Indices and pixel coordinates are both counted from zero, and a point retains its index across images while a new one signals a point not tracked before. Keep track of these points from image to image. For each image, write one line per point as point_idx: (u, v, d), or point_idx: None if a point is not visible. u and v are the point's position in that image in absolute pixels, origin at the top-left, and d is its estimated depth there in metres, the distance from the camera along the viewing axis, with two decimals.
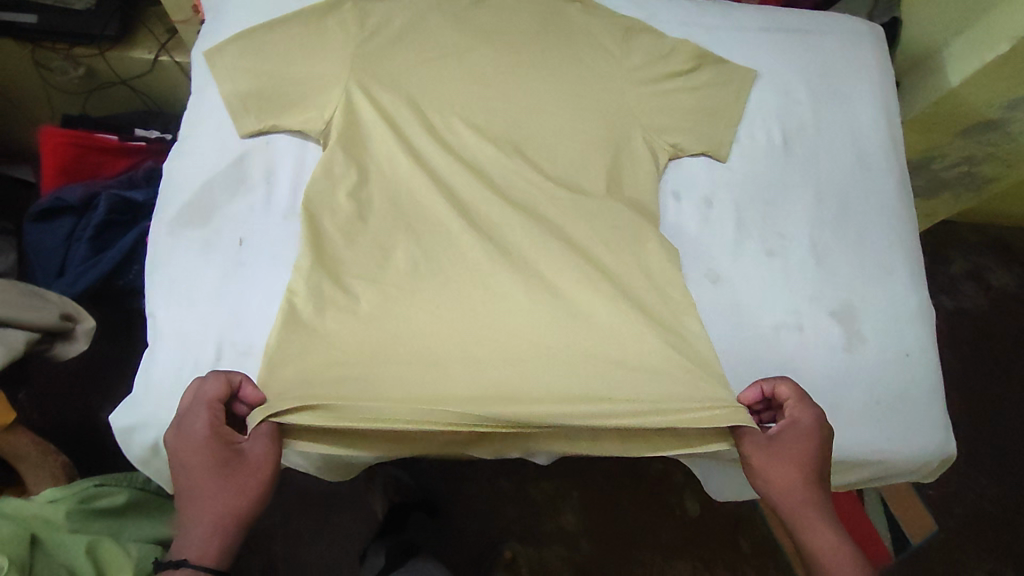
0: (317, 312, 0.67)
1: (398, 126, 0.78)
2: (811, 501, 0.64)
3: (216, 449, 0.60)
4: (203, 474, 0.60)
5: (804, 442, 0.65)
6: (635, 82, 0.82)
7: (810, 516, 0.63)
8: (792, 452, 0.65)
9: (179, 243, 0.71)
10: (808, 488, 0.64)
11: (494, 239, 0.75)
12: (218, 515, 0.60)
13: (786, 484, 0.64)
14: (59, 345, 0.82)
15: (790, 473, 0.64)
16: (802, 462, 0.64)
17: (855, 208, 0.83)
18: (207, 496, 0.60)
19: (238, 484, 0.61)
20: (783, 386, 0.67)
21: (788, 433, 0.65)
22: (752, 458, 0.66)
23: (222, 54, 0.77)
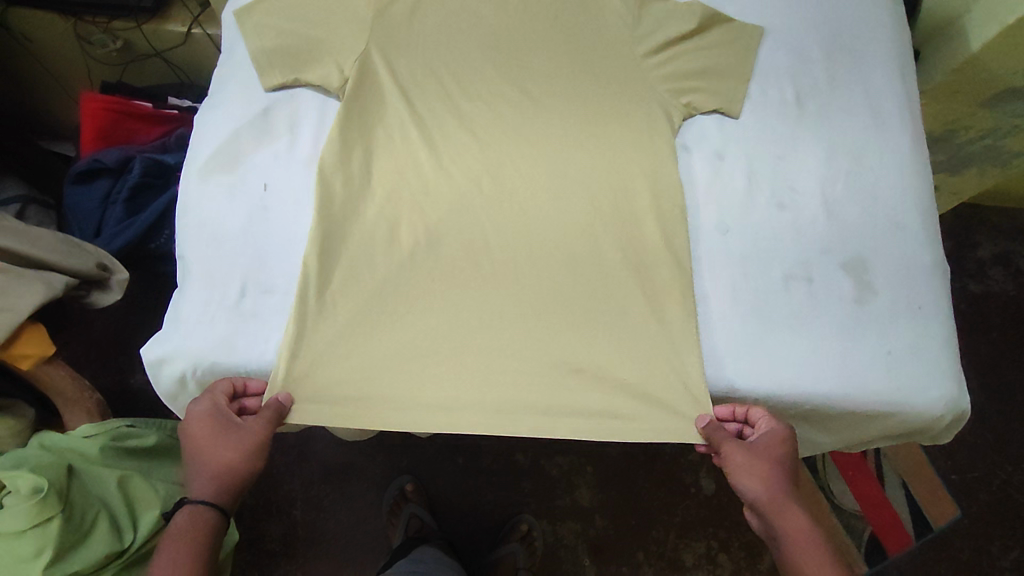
0: (335, 256, 0.71)
1: (414, 87, 0.81)
2: (789, 508, 0.65)
3: (219, 430, 0.64)
4: (207, 453, 0.63)
5: (779, 449, 0.67)
6: (645, 44, 0.84)
7: (791, 529, 0.65)
8: (771, 461, 0.67)
9: (208, 188, 0.75)
10: (785, 497, 0.66)
11: (508, 195, 0.77)
12: (215, 473, 0.63)
13: (766, 495, 0.66)
14: (96, 294, 0.87)
15: (768, 483, 0.66)
16: (778, 472, 0.66)
17: (867, 164, 0.83)
18: (206, 460, 0.63)
19: (232, 451, 0.64)
20: (755, 407, 0.70)
21: (764, 441, 0.67)
22: (729, 463, 0.67)
23: (251, 16, 0.81)
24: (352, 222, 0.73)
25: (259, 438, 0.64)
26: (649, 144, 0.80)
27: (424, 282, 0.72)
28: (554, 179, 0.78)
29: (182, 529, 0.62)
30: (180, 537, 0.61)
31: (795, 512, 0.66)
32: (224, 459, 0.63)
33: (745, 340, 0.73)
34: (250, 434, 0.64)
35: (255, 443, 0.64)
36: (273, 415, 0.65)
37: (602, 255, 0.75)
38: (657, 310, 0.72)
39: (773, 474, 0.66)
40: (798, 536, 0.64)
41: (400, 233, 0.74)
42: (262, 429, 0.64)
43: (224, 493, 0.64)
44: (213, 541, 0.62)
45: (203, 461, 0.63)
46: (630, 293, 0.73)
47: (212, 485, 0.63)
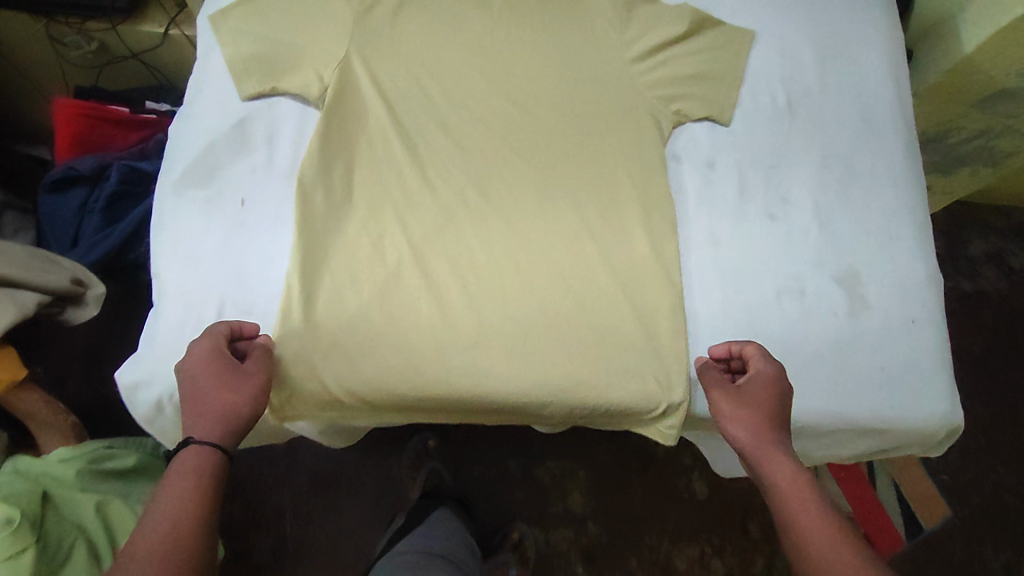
0: (315, 274, 0.69)
1: (396, 95, 0.78)
2: (776, 456, 0.61)
3: (222, 368, 0.60)
4: (211, 392, 0.59)
5: (769, 395, 0.64)
6: (634, 50, 0.82)
7: (778, 478, 0.60)
8: (758, 401, 0.64)
9: (183, 204, 0.72)
10: (772, 442, 0.62)
11: (495, 207, 0.75)
12: (219, 412, 0.58)
13: (752, 442, 0.63)
14: (71, 311, 0.85)
15: (754, 429, 0.63)
16: (766, 417, 0.63)
17: (860, 172, 0.81)
18: (209, 397, 0.59)
19: (236, 389, 0.60)
20: (749, 345, 0.68)
21: (751, 387, 0.65)
22: (716, 407, 0.66)
23: (226, 21, 0.79)
24: (333, 237, 0.71)
25: (263, 376, 0.62)
26: (639, 153, 0.78)
27: (408, 296, 0.70)
28: (542, 189, 0.76)
29: (185, 468, 0.56)
30: (185, 477, 0.55)
31: (783, 460, 0.61)
32: (228, 396, 0.59)
33: None
34: (255, 372, 0.62)
35: (260, 381, 0.61)
36: (268, 353, 0.63)
37: (591, 268, 0.73)
38: (647, 326, 0.71)
39: (758, 417, 0.63)
40: (785, 485, 0.60)
41: (383, 246, 0.71)
42: (263, 368, 0.62)
43: (231, 430, 0.59)
44: (219, 481, 0.57)
45: (207, 398, 0.58)
46: (619, 310, 0.71)
47: (217, 423, 0.58)
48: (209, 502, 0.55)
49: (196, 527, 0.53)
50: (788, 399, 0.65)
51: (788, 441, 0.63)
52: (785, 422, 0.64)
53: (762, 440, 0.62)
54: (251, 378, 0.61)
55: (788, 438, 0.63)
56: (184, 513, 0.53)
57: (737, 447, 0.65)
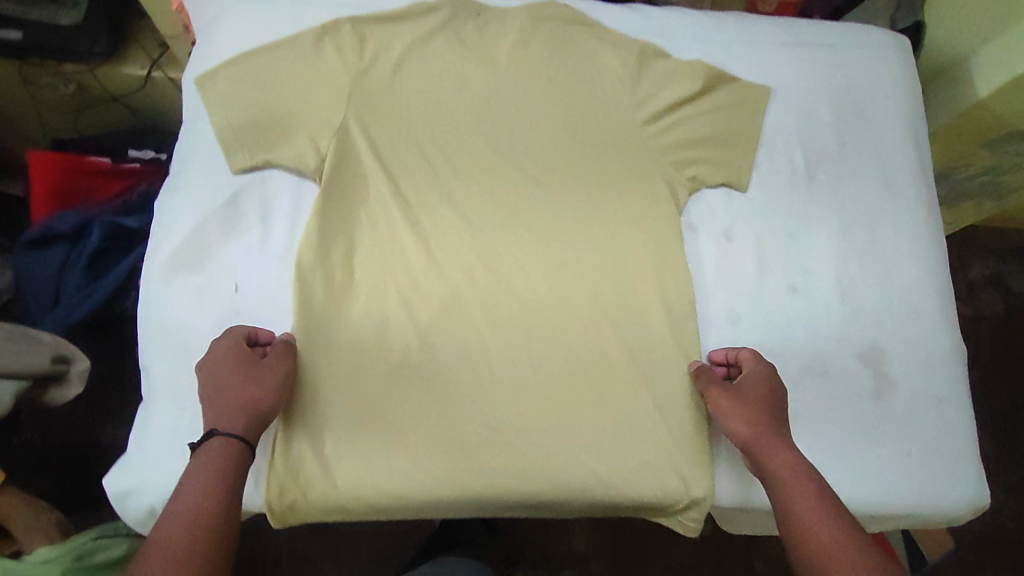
0: (317, 366, 0.66)
1: (396, 163, 0.74)
2: (778, 448, 0.63)
3: (245, 365, 0.61)
4: (237, 385, 0.60)
5: (766, 392, 0.67)
6: (647, 110, 0.78)
7: (778, 468, 0.62)
8: (756, 399, 0.67)
9: (173, 290, 0.68)
10: (774, 436, 0.64)
11: (503, 285, 0.71)
12: (241, 407, 0.59)
13: (753, 433, 0.65)
14: (53, 390, 0.80)
15: (753, 422, 0.65)
16: (766, 411, 0.66)
17: (883, 239, 0.78)
18: (231, 392, 0.60)
19: (257, 382, 0.60)
20: (742, 350, 0.71)
21: (747, 386, 0.68)
22: (715, 407, 0.67)
23: (213, 86, 0.73)
24: (334, 324, 0.67)
25: (283, 371, 0.62)
26: (653, 225, 0.74)
27: (416, 389, 0.67)
28: (552, 266, 0.73)
29: (210, 458, 0.56)
30: (210, 466, 0.55)
31: (784, 453, 0.63)
32: (250, 390, 0.60)
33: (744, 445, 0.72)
34: (280, 366, 0.62)
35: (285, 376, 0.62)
36: (289, 348, 0.64)
37: (603, 352, 0.71)
38: (660, 411, 0.69)
39: (757, 414, 0.65)
40: (786, 474, 0.61)
41: (388, 332, 0.68)
42: (283, 361, 0.63)
43: (251, 423, 0.59)
44: (242, 473, 0.57)
45: (229, 393, 0.59)
46: (632, 396, 0.70)
47: (239, 417, 0.59)
48: (233, 492, 0.55)
49: (217, 513, 0.53)
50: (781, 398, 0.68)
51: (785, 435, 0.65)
52: (781, 418, 0.67)
53: (762, 433, 0.64)
54: (276, 372, 0.62)
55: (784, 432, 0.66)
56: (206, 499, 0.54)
57: (736, 441, 0.66)
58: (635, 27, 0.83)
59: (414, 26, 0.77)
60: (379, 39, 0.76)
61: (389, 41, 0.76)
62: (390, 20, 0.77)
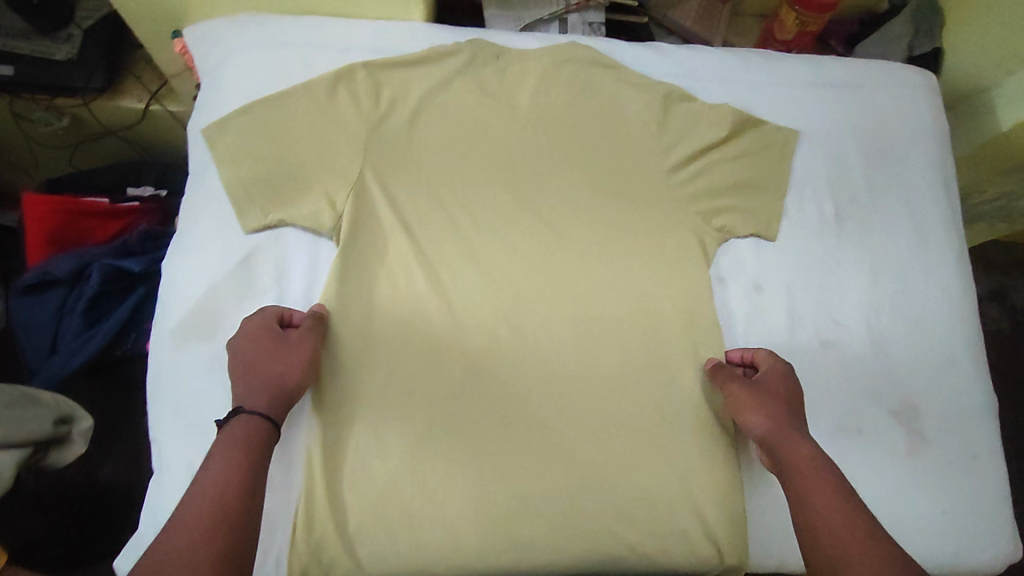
0: (338, 438, 0.64)
1: (415, 218, 0.71)
2: (796, 441, 0.60)
3: (272, 342, 0.62)
4: (261, 364, 0.60)
5: (785, 387, 0.65)
6: (675, 156, 0.75)
7: (798, 463, 0.58)
8: (774, 393, 0.64)
9: (185, 358, 0.65)
10: (793, 429, 0.61)
11: (528, 345, 0.69)
12: (267, 383, 0.59)
13: (771, 426, 0.62)
14: (56, 453, 0.77)
15: (772, 416, 0.62)
16: (785, 406, 0.63)
17: (913, 289, 0.77)
18: (258, 368, 0.60)
19: (283, 360, 0.61)
20: (760, 350, 0.69)
21: (766, 381, 0.65)
22: (733, 402, 0.65)
23: (222, 138, 0.70)
24: (356, 392, 0.65)
25: (308, 349, 0.62)
26: (680, 280, 0.72)
27: (441, 458, 0.65)
28: (578, 324, 0.71)
29: (234, 437, 0.55)
30: (231, 447, 0.54)
31: (804, 444, 0.60)
32: (276, 367, 0.60)
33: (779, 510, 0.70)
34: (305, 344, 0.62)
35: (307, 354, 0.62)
36: (315, 325, 0.64)
37: (632, 413, 0.69)
38: (693, 480, 0.67)
39: (776, 408, 0.63)
40: (805, 468, 0.58)
41: (411, 399, 0.66)
42: (309, 338, 0.63)
43: (276, 400, 0.59)
44: (266, 451, 0.56)
45: (257, 369, 0.60)
46: (663, 461, 0.67)
47: (265, 393, 0.59)
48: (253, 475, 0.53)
49: (237, 495, 0.52)
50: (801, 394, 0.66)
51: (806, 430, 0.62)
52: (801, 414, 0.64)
53: (782, 426, 0.61)
54: (300, 350, 0.62)
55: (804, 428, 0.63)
56: (230, 480, 0.52)
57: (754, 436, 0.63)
58: (656, 69, 0.81)
59: (431, 72, 0.74)
60: (395, 85, 0.73)
61: (405, 87, 0.73)
62: (406, 65, 0.74)
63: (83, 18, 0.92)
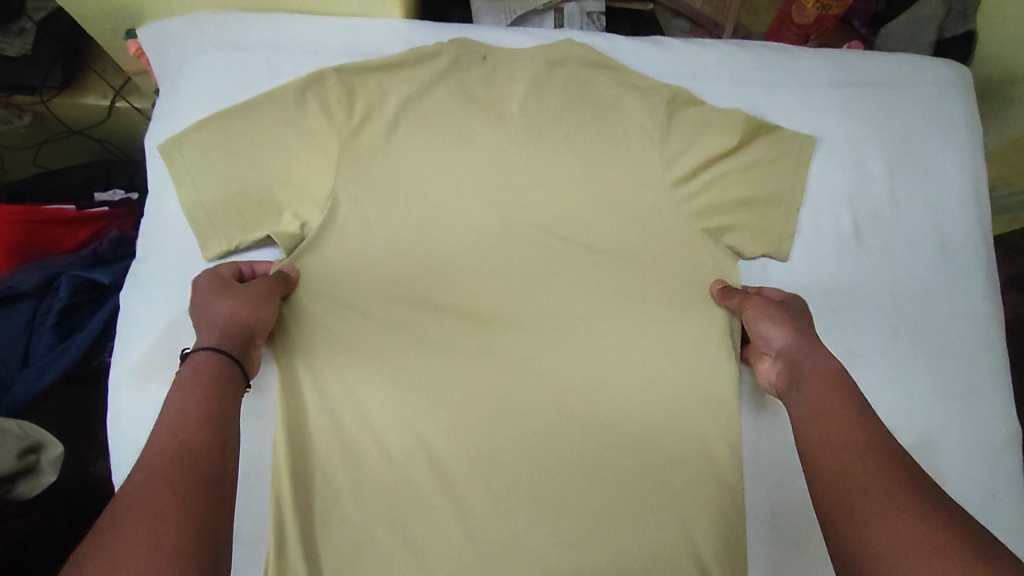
0: (309, 485, 0.59)
1: (393, 241, 0.65)
2: (819, 352, 0.56)
3: (230, 287, 0.58)
4: (214, 304, 0.56)
5: (804, 312, 0.62)
6: (679, 167, 0.68)
7: (818, 370, 0.54)
8: (796, 311, 0.61)
9: (145, 398, 0.61)
10: (815, 342, 0.58)
11: (515, 380, 0.64)
12: (227, 319, 0.55)
13: (788, 342, 0.58)
14: (23, 484, 0.72)
15: (795, 331, 0.59)
16: (807, 325, 0.60)
17: (935, 312, 0.71)
18: (218, 305, 0.56)
19: (244, 300, 0.57)
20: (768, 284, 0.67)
21: (785, 301, 0.62)
22: (751, 317, 0.61)
23: (181, 154, 0.64)
24: (330, 434, 0.60)
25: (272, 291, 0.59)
26: (683, 305, 0.66)
27: (423, 505, 0.60)
28: (572, 355, 0.66)
29: (196, 373, 0.50)
30: (203, 366, 0.51)
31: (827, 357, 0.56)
32: (235, 306, 0.56)
33: (791, 558, 0.64)
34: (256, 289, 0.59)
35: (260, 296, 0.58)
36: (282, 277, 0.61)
37: (631, 452, 0.63)
38: (697, 530, 0.61)
39: (801, 322, 0.59)
40: (820, 376, 0.54)
41: (388, 439, 0.61)
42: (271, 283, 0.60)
43: (233, 338, 0.54)
44: (233, 378, 0.51)
45: (216, 308, 0.56)
46: (664, 506, 0.61)
47: (223, 329, 0.54)
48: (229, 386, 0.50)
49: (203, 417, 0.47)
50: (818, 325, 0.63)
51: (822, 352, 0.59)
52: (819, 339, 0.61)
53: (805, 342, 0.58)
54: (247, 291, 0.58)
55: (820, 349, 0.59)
56: (204, 393, 0.49)
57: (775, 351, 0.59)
58: (659, 69, 0.75)
59: (411, 77, 0.68)
60: (370, 92, 0.67)
61: (382, 95, 0.67)
62: (383, 69, 0.68)
63: (35, 9, 0.84)
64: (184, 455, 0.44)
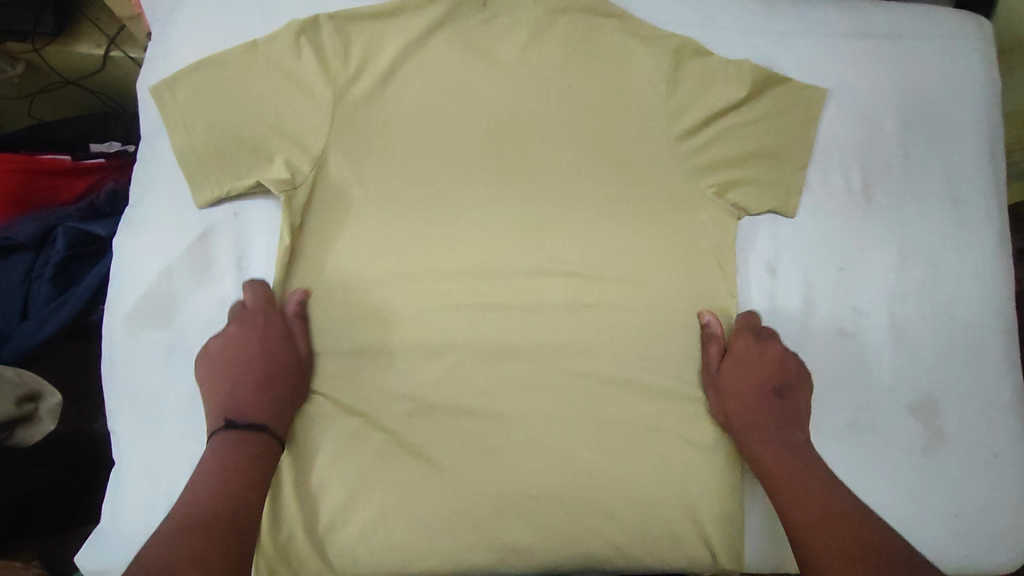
0: (304, 433, 0.59)
1: (389, 190, 0.64)
2: (757, 437, 0.58)
3: (274, 347, 0.58)
4: (263, 377, 0.57)
5: (756, 375, 0.61)
6: (683, 119, 0.66)
7: (761, 457, 0.58)
8: (736, 389, 0.61)
9: (139, 346, 0.61)
10: (755, 427, 0.59)
11: (511, 333, 0.63)
12: (275, 397, 0.57)
13: (738, 424, 0.60)
14: (23, 431, 0.74)
15: (735, 417, 0.60)
16: (750, 403, 0.60)
17: (944, 272, 0.69)
18: (265, 381, 0.57)
19: (288, 371, 0.58)
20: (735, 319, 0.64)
21: (731, 372, 0.61)
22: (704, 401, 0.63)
23: (171, 98, 0.63)
24: (325, 386, 0.61)
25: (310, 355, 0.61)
26: (684, 261, 0.65)
27: (417, 454, 0.59)
28: (570, 309, 0.64)
29: (239, 456, 0.52)
30: (249, 444, 0.53)
31: (764, 440, 0.58)
32: (282, 381, 0.58)
33: None
34: (283, 344, 0.59)
35: (289, 351, 0.59)
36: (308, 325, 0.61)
37: (629, 407, 0.62)
38: (693, 483, 0.60)
39: (744, 402, 0.60)
40: (767, 462, 0.57)
41: (384, 389, 0.61)
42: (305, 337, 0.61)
43: (281, 415, 0.57)
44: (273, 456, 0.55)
45: (265, 387, 0.57)
46: (661, 461, 0.61)
47: (274, 412, 0.57)
48: (263, 451, 0.54)
49: (233, 477, 0.51)
50: (784, 377, 0.61)
51: (779, 418, 0.60)
52: (778, 399, 0.60)
53: (751, 423, 0.59)
54: (275, 351, 0.58)
55: (778, 417, 0.60)
56: (239, 463, 0.52)
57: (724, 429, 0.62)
58: (668, 16, 0.72)
59: (408, 25, 0.65)
60: (366, 37, 0.64)
61: (379, 43, 0.65)
62: (380, 17, 0.65)
63: None
64: (216, 508, 0.48)
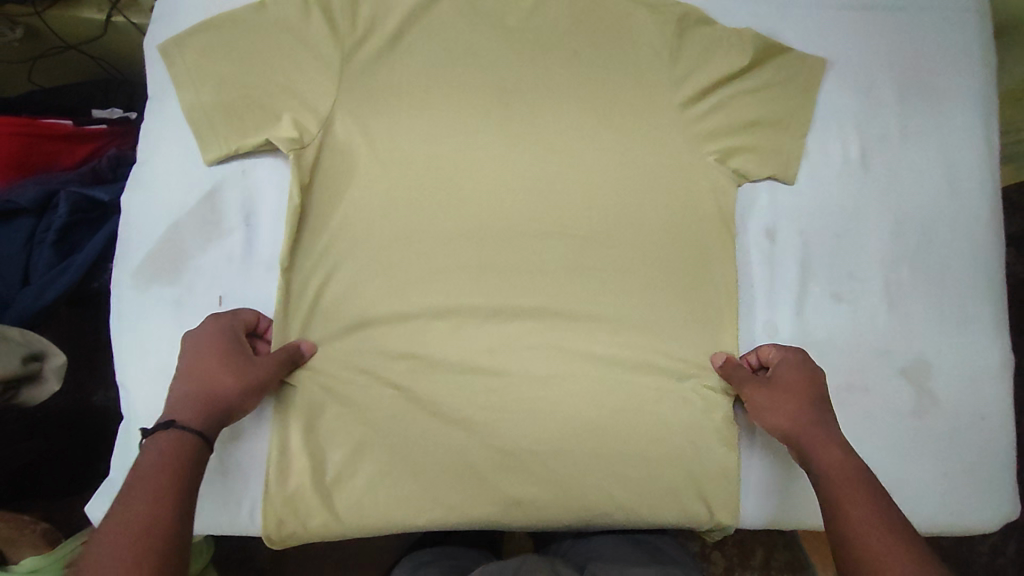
0: (311, 388, 0.60)
1: (396, 152, 0.64)
2: (823, 441, 0.55)
3: (226, 354, 0.55)
4: (192, 372, 0.54)
5: (808, 380, 0.60)
6: (686, 87, 0.67)
7: (827, 462, 0.54)
8: (794, 389, 0.59)
9: (148, 301, 0.62)
10: (818, 431, 0.56)
11: (516, 294, 0.64)
12: (199, 388, 0.53)
13: (799, 426, 0.57)
14: (27, 391, 0.73)
15: (796, 418, 0.57)
16: (808, 404, 0.58)
17: (937, 240, 0.70)
18: (193, 375, 0.53)
19: (221, 367, 0.54)
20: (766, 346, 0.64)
21: (785, 374, 0.60)
22: (750, 404, 0.60)
23: (179, 56, 0.63)
24: (332, 343, 0.62)
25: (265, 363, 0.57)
26: (685, 226, 0.66)
27: (422, 409, 0.61)
28: (572, 272, 0.65)
29: (166, 459, 0.48)
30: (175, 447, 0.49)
31: (829, 446, 0.55)
32: (211, 373, 0.54)
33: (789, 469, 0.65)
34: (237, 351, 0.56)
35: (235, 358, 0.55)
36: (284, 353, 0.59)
37: (629, 367, 0.64)
38: (692, 439, 0.62)
39: (802, 404, 0.58)
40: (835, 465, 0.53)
41: (389, 347, 0.62)
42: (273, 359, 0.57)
43: (204, 411, 0.52)
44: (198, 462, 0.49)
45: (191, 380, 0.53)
46: (661, 418, 0.62)
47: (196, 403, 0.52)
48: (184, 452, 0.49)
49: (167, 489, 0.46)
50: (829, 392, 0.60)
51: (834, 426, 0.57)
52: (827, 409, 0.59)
53: (809, 426, 0.57)
54: (224, 355, 0.55)
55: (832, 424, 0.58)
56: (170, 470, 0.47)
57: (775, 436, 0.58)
58: None
59: None
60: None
61: (385, 6, 0.65)
62: None
63: None
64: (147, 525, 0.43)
